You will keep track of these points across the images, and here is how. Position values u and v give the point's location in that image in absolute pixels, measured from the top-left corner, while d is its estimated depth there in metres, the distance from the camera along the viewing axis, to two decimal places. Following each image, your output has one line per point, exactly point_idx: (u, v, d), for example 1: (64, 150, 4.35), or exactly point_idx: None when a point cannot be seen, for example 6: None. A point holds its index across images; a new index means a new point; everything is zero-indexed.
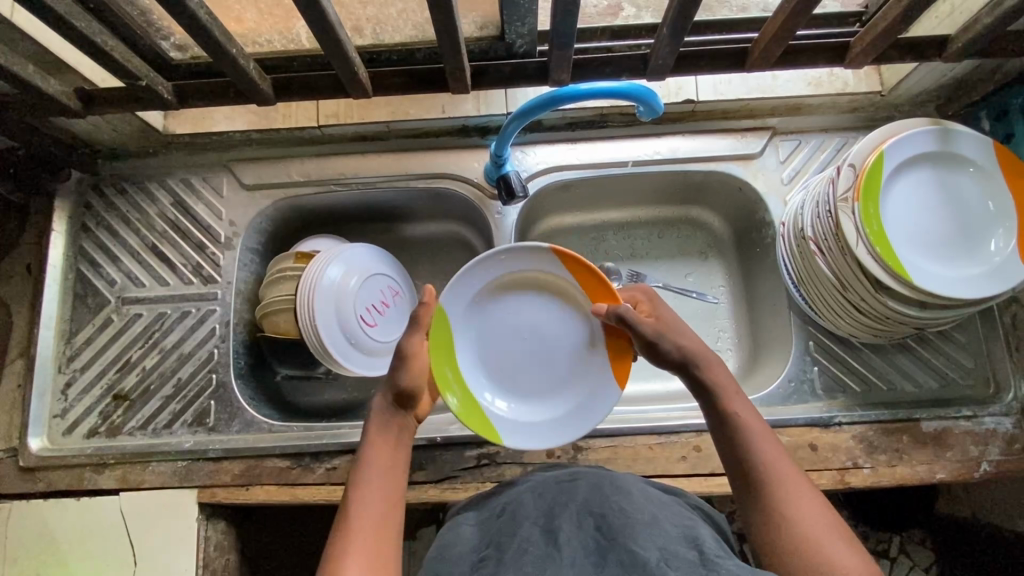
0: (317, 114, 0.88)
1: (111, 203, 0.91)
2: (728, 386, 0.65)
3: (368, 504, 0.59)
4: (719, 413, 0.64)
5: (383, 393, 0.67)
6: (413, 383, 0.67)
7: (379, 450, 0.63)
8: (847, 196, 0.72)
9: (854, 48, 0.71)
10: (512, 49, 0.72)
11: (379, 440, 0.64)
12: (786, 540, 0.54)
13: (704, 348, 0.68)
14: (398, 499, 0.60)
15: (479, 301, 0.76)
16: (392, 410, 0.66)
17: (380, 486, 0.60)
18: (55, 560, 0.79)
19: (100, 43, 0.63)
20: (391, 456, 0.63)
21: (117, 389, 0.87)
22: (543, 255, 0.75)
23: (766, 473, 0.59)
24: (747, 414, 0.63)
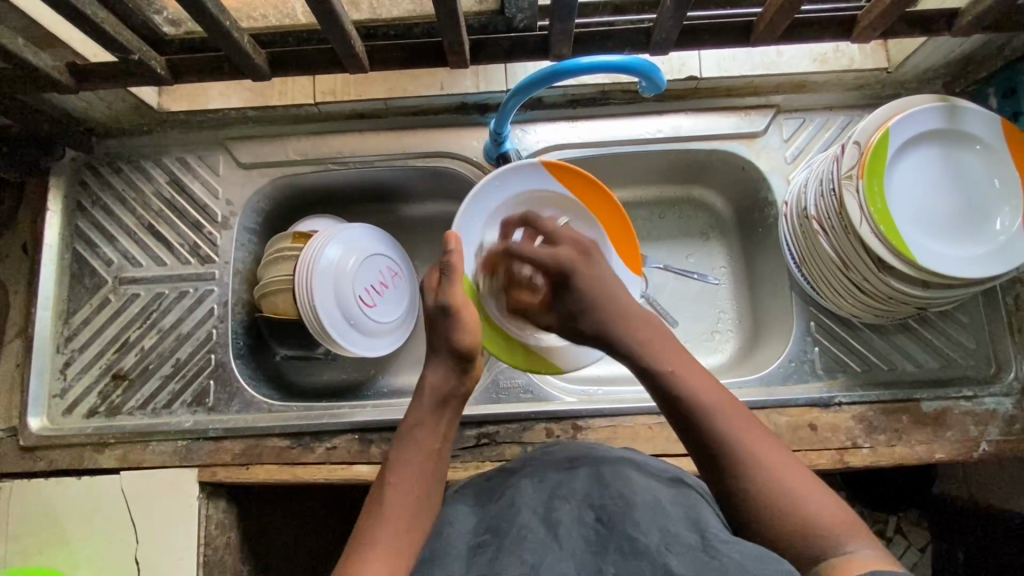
0: (314, 91, 0.87)
1: (107, 182, 0.90)
2: (667, 350, 0.66)
3: (407, 482, 0.61)
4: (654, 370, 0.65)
5: (442, 358, 0.68)
6: (469, 342, 0.68)
7: (429, 425, 0.65)
8: (852, 174, 0.71)
9: (861, 21, 0.69)
10: (511, 24, 0.71)
11: (430, 414, 0.66)
12: (741, 482, 0.56)
13: (620, 315, 0.70)
14: (437, 480, 0.63)
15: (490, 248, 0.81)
16: (447, 377, 0.67)
17: (425, 465, 0.63)
18: (57, 539, 0.79)
19: (90, 16, 0.61)
20: (438, 432, 0.65)
21: (116, 369, 0.86)
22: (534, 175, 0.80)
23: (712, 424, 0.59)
24: (683, 369, 0.64)
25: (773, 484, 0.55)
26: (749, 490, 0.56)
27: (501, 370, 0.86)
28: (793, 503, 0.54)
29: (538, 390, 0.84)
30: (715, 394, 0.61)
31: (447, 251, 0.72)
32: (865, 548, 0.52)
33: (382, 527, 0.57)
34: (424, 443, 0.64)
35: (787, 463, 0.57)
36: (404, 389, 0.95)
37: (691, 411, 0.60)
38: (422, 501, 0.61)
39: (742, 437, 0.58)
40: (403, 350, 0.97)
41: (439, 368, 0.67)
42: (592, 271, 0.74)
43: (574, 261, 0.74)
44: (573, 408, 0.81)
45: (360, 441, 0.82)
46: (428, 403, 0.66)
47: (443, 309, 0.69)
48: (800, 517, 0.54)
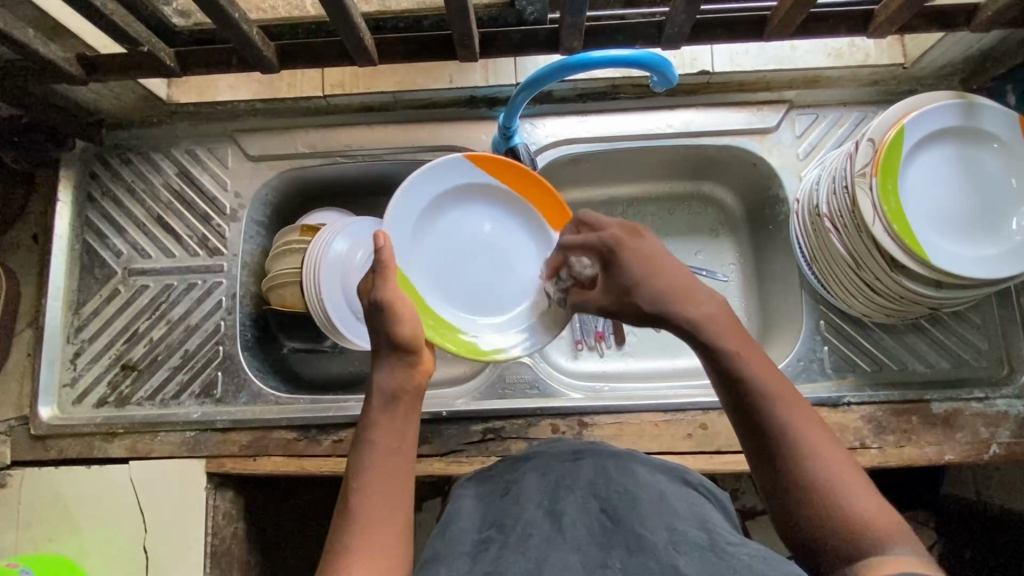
0: (323, 84, 0.86)
1: (116, 173, 0.90)
2: (726, 328, 0.59)
3: (374, 487, 0.57)
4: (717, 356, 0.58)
5: (383, 354, 0.64)
6: (410, 328, 0.64)
7: (382, 425, 0.60)
8: (865, 171, 0.70)
9: (878, 16, 0.68)
10: (523, 17, 0.70)
11: (381, 412, 0.61)
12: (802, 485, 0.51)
13: (682, 295, 0.62)
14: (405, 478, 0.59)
15: (422, 238, 0.80)
16: (393, 367, 0.63)
17: (384, 466, 0.58)
18: (67, 526, 0.80)
19: (99, 7, 0.61)
20: (395, 429, 0.61)
21: (125, 359, 0.87)
22: (461, 164, 0.79)
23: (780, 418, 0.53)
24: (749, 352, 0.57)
25: (827, 481, 0.50)
26: (800, 484, 0.51)
27: (508, 365, 0.85)
28: (841, 503, 0.49)
29: (545, 386, 0.84)
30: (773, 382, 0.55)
31: (375, 248, 0.67)
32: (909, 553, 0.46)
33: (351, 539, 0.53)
34: (380, 442, 0.60)
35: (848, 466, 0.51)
36: None
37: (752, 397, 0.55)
38: (392, 501, 0.56)
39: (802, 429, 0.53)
40: None
41: (384, 365, 0.64)
42: (640, 247, 0.66)
43: (622, 239, 0.68)
44: (579, 404, 0.81)
45: None
46: (379, 402, 0.62)
47: (377, 305, 0.64)
48: (849, 517, 0.48)
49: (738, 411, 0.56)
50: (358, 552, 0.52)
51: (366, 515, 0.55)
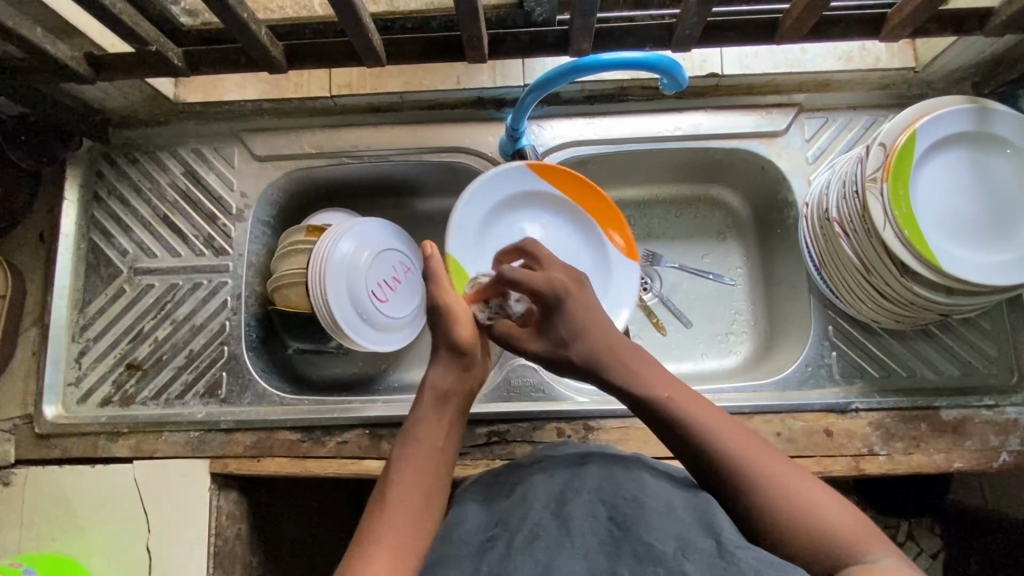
0: (330, 84, 0.86)
1: (123, 172, 0.90)
2: (656, 377, 0.63)
3: (414, 478, 0.59)
4: (654, 407, 0.61)
5: (440, 352, 0.68)
6: (464, 330, 0.68)
7: (430, 420, 0.64)
8: (876, 176, 0.69)
9: (891, 20, 0.68)
10: (530, 18, 0.70)
11: (429, 410, 0.65)
12: (780, 512, 0.53)
13: (610, 348, 0.67)
14: (442, 475, 0.61)
15: (482, 243, 0.86)
16: (450, 368, 0.67)
17: (425, 461, 0.61)
18: (71, 526, 0.80)
19: (108, 6, 0.61)
20: (440, 429, 0.64)
21: (130, 359, 0.87)
22: (526, 175, 0.84)
23: (731, 458, 0.56)
24: (681, 396, 0.61)
25: (795, 498, 0.53)
26: (769, 508, 0.53)
27: (513, 370, 0.84)
28: (819, 517, 0.52)
29: (550, 390, 0.83)
30: (712, 416, 0.59)
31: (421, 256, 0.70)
32: (886, 556, 0.50)
33: (387, 527, 0.55)
34: (424, 439, 0.63)
35: (804, 481, 0.55)
36: (415, 385, 0.95)
37: (699, 443, 0.57)
38: (427, 495, 0.59)
39: (752, 456, 0.56)
40: (415, 345, 0.96)
41: (439, 363, 0.67)
42: (583, 295, 0.70)
43: (568, 287, 0.70)
44: (584, 408, 0.80)
45: (371, 436, 0.82)
46: (429, 398, 0.65)
47: (435, 309, 0.69)
48: (828, 531, 0.51)
49: (686, 455, 0.59)
50: (393, 532, 0.54)
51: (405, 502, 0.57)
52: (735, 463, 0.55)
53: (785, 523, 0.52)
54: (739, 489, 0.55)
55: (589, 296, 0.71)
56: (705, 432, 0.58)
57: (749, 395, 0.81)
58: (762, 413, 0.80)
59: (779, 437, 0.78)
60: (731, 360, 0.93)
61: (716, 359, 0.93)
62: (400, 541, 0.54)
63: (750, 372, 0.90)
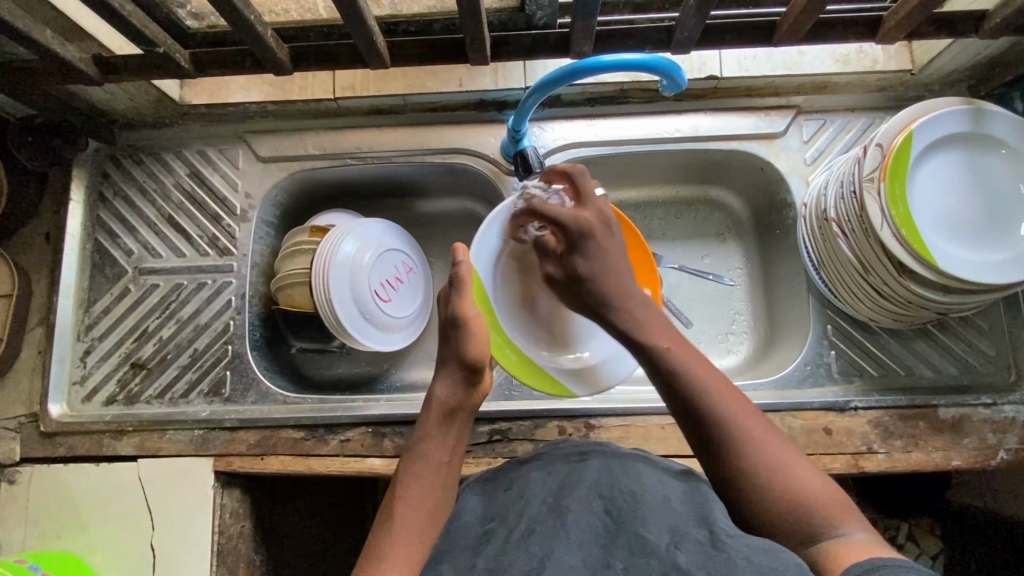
0: (334, 86, 0.87)
1: (128, 173, 0.91)
2: (660, 329, 0.66)
3: (420, 493, 0.62)
4: (652, 354, 0.63)
5: (449, 369, 0.68)
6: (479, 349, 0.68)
7: (437, 439, 0.66)
8: (873, 176, 0.70)
9: (887, 22, 0.69)
10: (532, 21, 0.71)
11: (436, 427, 0.67)
12: (753, 467, 0.55)
13: (621, 293, 0.68)
14: (447, 490, 0.64)
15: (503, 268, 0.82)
16: (459, 387, 0.68)
17: (431, 476, 0.63)
18: (75, 524, 0.80)
19: (117, 9, 0.62)
20: (445, 446, 0.66)
21: (135, 358, 0.88)
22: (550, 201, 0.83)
23: (719, 411, 0.58)
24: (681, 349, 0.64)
25: (770, 459, 0.56)
26: (743, 468, 0.56)
27: None
28: (788, 478, 0.55)
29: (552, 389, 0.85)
30: (707, 372, 0.61)
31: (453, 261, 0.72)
32: (857, 531, 0.51)
33: (396, 538, 0.57)
34: (431, 455, 0.65)
35: (784, 447, 0.57)
36: (417, 384, 0.96)
37: (688, 390, 0.60)
38: (434, 509, 0.61)
39: (738, 412, 0.58)
40: (417, 345, 0.97)
41: (448, 379, 0.68)
42: (605, 244, 0.70)
43: (593, 230, 0.70)
44: (586, 406, 0.81)
45: (374, 435, 0.82)
46: (436, 415, 0.67)
47: (453, 320, 0.69)
48: (795, 494, 0.54)
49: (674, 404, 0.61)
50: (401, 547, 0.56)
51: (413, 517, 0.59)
52: (720, 418, 0.58)
53: (755, 476, 0.55)
54: (719, 436, 0.57)
55: (616, 242, 0.71)
56: (697, 381, 0.60)
57: (749, 394, 0.82)
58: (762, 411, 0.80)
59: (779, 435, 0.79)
60: (731, 359, 0.94)
61: (716, 358, 0.94)
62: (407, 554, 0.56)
63: (749, 372, 0.91)
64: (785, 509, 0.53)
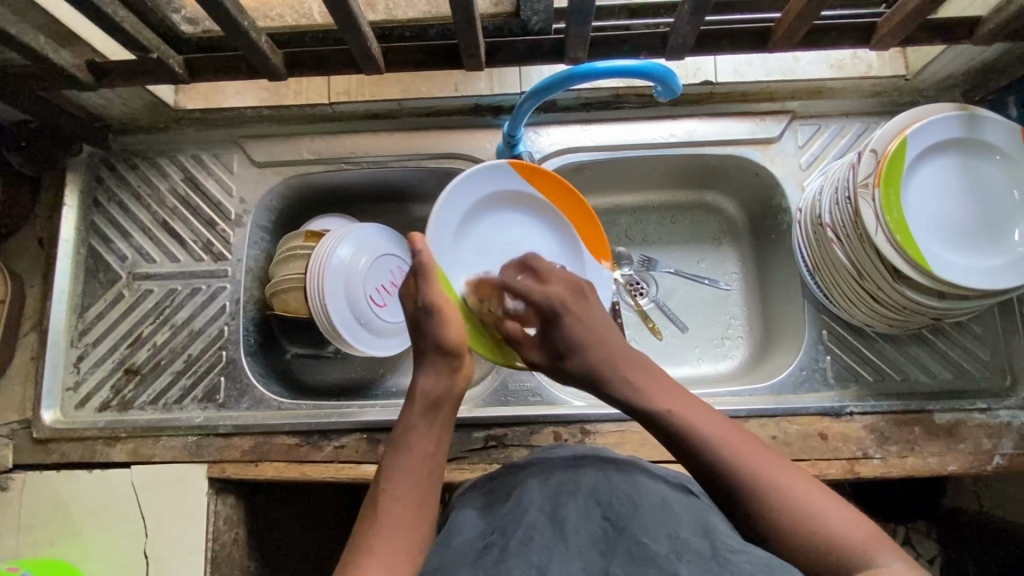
0: (329, 91, 0.87)
1: (122, 178, 0.91)
2: (655, 387, 0.64)
3: (405, 489, 0.59)
4: (657, 418, 0.61)
5: (430, 358, 0.66)
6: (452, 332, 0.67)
7: (421, 430, 0.63)
8: (868, 182, 0.70)
9: (881, 28, 0.69)
10: (527, 27, 0.71)
11: (420, 418, 0.64)
12: (792, 519, 0.53)
13: (609, 356, 0.67)
14: (433, 483, 0.61)
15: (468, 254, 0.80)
16: (438, 375, 0.66)
17: (417, 468, 0.61)
18: (68, 531, 0.80)
19: (111, 15, 0.62)
20: (432, 436, 0.63)
21: (129, 363, 0.87)
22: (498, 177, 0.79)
23: (738, 466, 0.56)
24: (680, 406, 0.61)
25: (801, 505, 0.54)
26: (783, 531, 0.53)
27: (511, 374, 0.86)
28: (824, 521, 0.53)
29: (548, 394, 0.84)
30: (719, 428, 0.59)
31: (413, 252, 0.67)
32: (892, 560, 0.50)
33: (378, 536, 0.56)
34: (416, 447, 0.62)
35: (808, 484, 0.56)
36: None
37: (706, 454, 0.58)
38: (419, 504, 0.59)
39: (757, 463, 0.57)
40: (413, 350, 0.97)
41: (429, 370, 0.66)
42: (583, 312, 0.70)
43: (563, 299, 0.71)
44: (581, 412, 0.81)
45: (369, 441, 0.82)
46: (419, 407, 0.65)
47: (426, 308, 0.66)
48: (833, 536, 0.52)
49: (701, 477, 0.59)
50: (384, 548, 0.55)
51: (397, 514, 0.58)
52: (746, 484, 0.55)
53: (794, 530, 0.53)
54: (746, 497, 0.55)
55: (593, 308, 0.71)
56: (708, 440, 0.58)
57: (745, 399, 0.82)
58: (758, 416, 0.80)
59: (775, 441, 0.79)
60: (727, 364, 0.94)
61: (712, 363, 0.94)
62: (391, 557, 0.55)
63: (745, 376, 0.91)
64: (833, 557, 0.51)
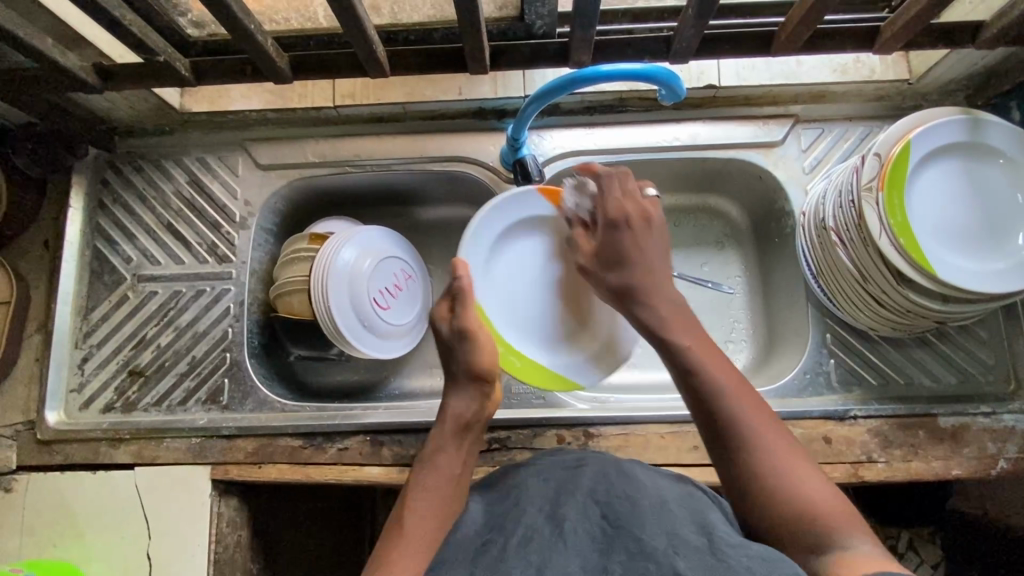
0: (334, 94, 0.88)
1: (128, 180, 0.92)
2: (686, 329, 0.65)
3: (428, 503, 0.59)
4: (674, 352, 0.63)
5: (462, 381, 0.69)
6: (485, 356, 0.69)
7: (450, 450, 0.64)
8: (871, 186, 0.70)
9: (884, 33, 0.69)
10: (531, 30, 0.71)
11: (450, 439, 0.65)
12: (771, 481, 0.54)
13: (651, 289, 0.68)
14: (456, 502, 0.61)
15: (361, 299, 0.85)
16: (469, 397, 0.68)
17: (443, 486, 0.61)
18: (71, 532, 0.80)
19: (119, 18, 0.63)
20: (458, 458, 0.64)
21: (133, 365, 0.87)
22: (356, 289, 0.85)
23: (736, 416, 0.58)
24: (702, 349, 0.63)
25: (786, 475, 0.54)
26: (748, 475, 0.56)
27: (513, 377, 0.84)
28: (802, 494, 0.53)
29: (549, 397, 0.85)
30: (730, 378, 0.60)
31: (454, 276, 0.72)
32: (865, 542, 0.49)
33: (399, 545, 0.55)
34: (443, 466, 0.63)
35: (802, 463, 0.56)
36: (416, 392, 0.95)
37: (710, 395, 0.59)
38: (442, 521, 0.58)
39: (758, 425, 0.57)
40: (417, 353, 0.97)
41: (460, 392, 0.68)
42: (642, 238, 0.71)
43: (633, 222, 0.72)
44: (585, 415, 0.81)
45: (372, 444, 0.82)
46: (449, 428, 0.66)
47: (460, 332, 0.69)
48: (809, 508, 0.52)
49: (695, 406, 0.61)
50: (403, 556, 0.54)
51: (423, 524, 0.57)
52: (743, 437, 0.57)
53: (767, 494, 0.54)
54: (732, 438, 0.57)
55: (654, 240, 0.72)
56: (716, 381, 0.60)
57: None
58: None
59: None
60: None
61: None
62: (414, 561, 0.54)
63: (748, 380, 0.91)
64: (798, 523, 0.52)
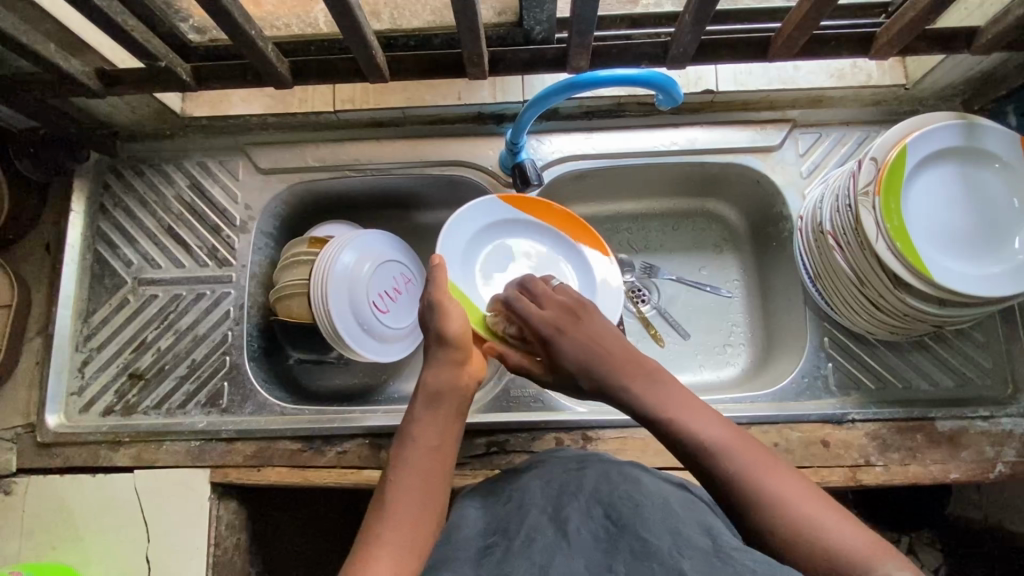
0: (334, 99, 0.88)
1: (129, 184, 0.92)
2: (664, 392, 0.64)
3: (409, 478, 0.60)
4: (657, 420, 0.62)
5: (432, 354, 0.68)
6: (450, 326, 0.69)
7: (425, 422, 0.65)
8: (868, 190, 0.70)
9: (880, 38, 0.70)
10: (530, 36, 0.72)
11: (425, 409, 0.65)
12: (788, 520, 0.53)
13: (614, 359, 0.67)
14: (439, 474, 0.62)
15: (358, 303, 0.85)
16: (441, 366, 0.67)
17: (423, 459, 0.62)
18: (71, 535, 0.80)
19: (121, 23, 0.63)
20: (435, 427, 0.65)
21: (133, 368, 0.88)
22: (351, 293, 0.85)
23: (735, 470, 0.57)
24: (682, 410, 0.62)
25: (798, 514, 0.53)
26: (771, 520, 0.53)
27: (512, 380, 0.86)
28: (821, 530, 0.52)
29: (549, 401, 0.85)
30: (723, 431, 0.60)
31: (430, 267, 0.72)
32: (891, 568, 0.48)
33: (382, 524, 0.56)
34: (420, 439, 0.64)
35: (811, 497, 0.54)
36: None
37: (702, 454, 0.59)
38: (424, 494, 0.60)
39: (759, 470, 0.56)
40: (416, 356, 0.97)
41: (432, 361, 0.68)
42: (583, 329, 0.71)
43: (568, 320, 0.72)
44: (583, 418, 0.81)
45: (371, 447, 0.82)
46: (423, 399, 0.66)
47: (430, 303, 0.70)
48: (829, 543, 0.51)
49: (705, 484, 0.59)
50: (386, 535, 0.55)
51: (405, 501, 0.58)
52: (748, 487, 0.55)
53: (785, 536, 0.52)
54: (733, 493, 0.56)
55: (598, 323, 0.72)
56: (704, 442, 0.59)
57: (746, 405, 0.82)
58: (759, 423, 0.80)
59: (777, 448, 0.79)
60: (729, 371, 0.94)
61: (713, 370, 0.94)
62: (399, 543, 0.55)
63: (746, 383, 0.91)
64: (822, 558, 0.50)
